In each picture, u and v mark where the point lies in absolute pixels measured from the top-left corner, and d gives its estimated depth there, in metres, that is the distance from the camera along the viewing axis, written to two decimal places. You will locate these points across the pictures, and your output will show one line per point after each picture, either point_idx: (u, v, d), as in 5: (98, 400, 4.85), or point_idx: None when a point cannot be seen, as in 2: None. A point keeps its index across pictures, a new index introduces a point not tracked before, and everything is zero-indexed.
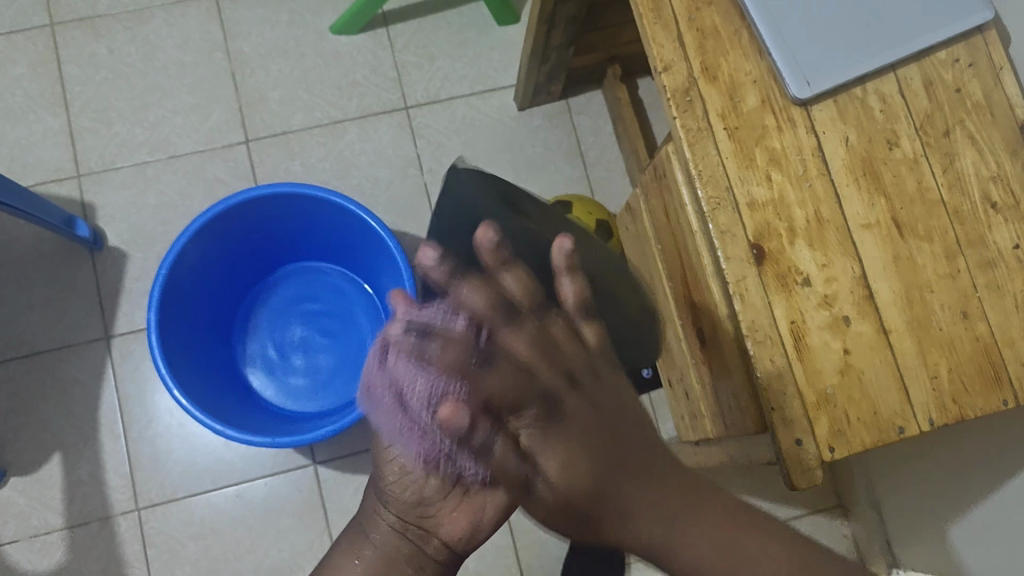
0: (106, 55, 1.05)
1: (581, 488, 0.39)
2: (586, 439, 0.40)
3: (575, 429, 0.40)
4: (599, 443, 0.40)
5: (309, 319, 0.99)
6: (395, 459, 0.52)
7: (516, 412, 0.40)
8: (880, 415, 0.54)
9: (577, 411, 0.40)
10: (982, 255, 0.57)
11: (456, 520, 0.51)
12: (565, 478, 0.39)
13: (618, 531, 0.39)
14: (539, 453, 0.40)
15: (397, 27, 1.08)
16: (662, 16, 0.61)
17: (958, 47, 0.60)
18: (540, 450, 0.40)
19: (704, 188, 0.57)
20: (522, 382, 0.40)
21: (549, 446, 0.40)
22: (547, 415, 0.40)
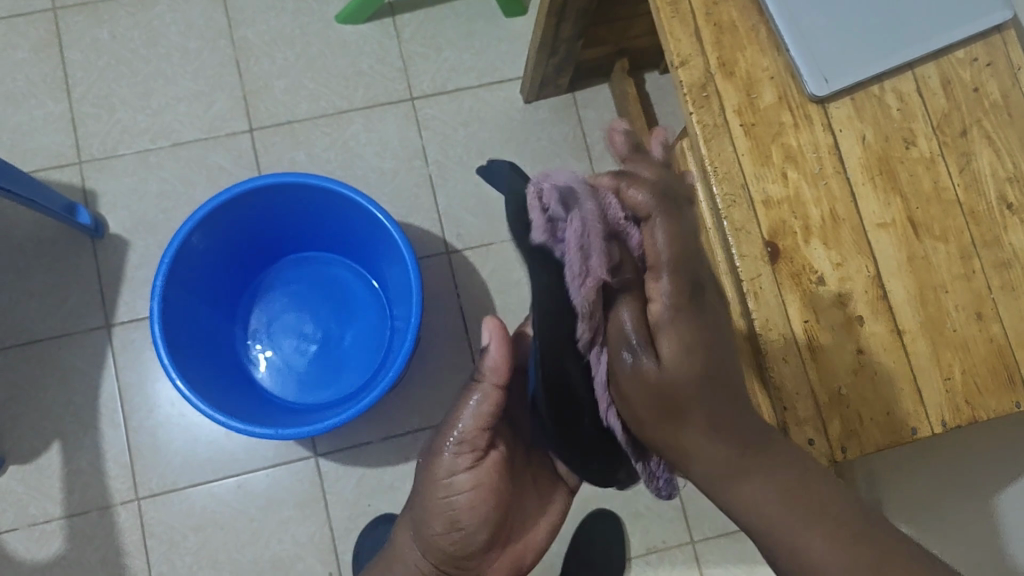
0: (109, 41, 1.04)
1: (685, 378, 0.42)
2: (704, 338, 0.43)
3: (695, 321, 0.43)
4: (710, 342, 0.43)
5: (313, 311, 0.98)
6: (444, 515, 0.60)
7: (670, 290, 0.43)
8: (892, 416, 0.54)
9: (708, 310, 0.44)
10: (997, 256, 0.56)
11: (499, 569, 0.66)
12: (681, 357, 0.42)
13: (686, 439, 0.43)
14: (662, 339, 0.43)
15: (404, 17, 1.07)
16: (679, 9, 0.60)
17: (976, 47, 0.59)
18: (662, 329, 0.43)
19: (719, 185, 0.57)
20: (684, 253, 0.43)
21: (673, 329, 0.43)
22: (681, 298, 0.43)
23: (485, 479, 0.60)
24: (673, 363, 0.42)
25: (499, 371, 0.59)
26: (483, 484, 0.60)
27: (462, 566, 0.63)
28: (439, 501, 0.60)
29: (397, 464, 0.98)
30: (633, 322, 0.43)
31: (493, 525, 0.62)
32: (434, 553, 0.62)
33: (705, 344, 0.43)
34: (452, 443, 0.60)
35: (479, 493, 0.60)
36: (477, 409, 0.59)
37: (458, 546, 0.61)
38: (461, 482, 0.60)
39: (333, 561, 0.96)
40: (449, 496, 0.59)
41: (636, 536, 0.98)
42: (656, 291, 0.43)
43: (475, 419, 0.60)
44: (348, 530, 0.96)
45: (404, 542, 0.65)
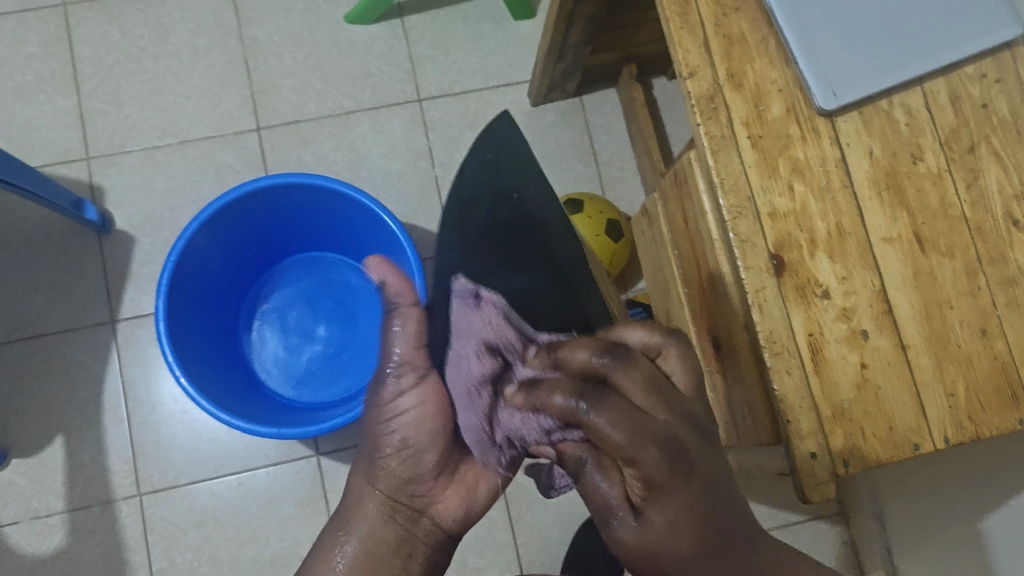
0: (119, 37, 1.04)
1: (668, 546, 0.41)
2: (692, 502, 0.40)
3: (689, 493, 0.40)
4: (698, 502, 0.41)
5: (314, 311, 0.98)
6: (393, 435, 0.59)
7: (634, 463, 0.40)
8: (894, 431, 0.54)
9: (693, 468, 0.41)
10: (1003, 273, 0.57)
11: (446, 498, 0.61)
12: (666, 532, 0.40)
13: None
14: (648, 507, 0.41)
15: (413, 19, 1.07)
16: (688, 21, 0.61)
17: (985, 63, 0.59)
18: (648, 501, 0.40)
19: (726, 197, 0.57)
20: (641, 426, 0.40)
21: (656, 506, 0.40)
22: (652, 479, 0.40)
23: (429, 398, 0.59)
24: (661, 532, 0.40)
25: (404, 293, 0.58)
26: (433, 400, 0.59)
27: (412, 494, 0.60)
28: (384, 424, 0.60)
29: None
30: (617, 490, 0.42)
31: (442, 443, 0.60)
32: (385, 480, 0.60)
33: (705, 505, 0.41)
34: (390, 366, 0.59)
35: (429, 408, 0.59)
36: (404, 334, 0.58)
37: (408, 465, 0.60)
38: (407, 400, 0.59)
39: None
40: (398, 417, 0.59)
41: None
42: (646, 465, 0.39)
43: (408, 339, 0.58)
44: None
45: (358, 485, 0.61)
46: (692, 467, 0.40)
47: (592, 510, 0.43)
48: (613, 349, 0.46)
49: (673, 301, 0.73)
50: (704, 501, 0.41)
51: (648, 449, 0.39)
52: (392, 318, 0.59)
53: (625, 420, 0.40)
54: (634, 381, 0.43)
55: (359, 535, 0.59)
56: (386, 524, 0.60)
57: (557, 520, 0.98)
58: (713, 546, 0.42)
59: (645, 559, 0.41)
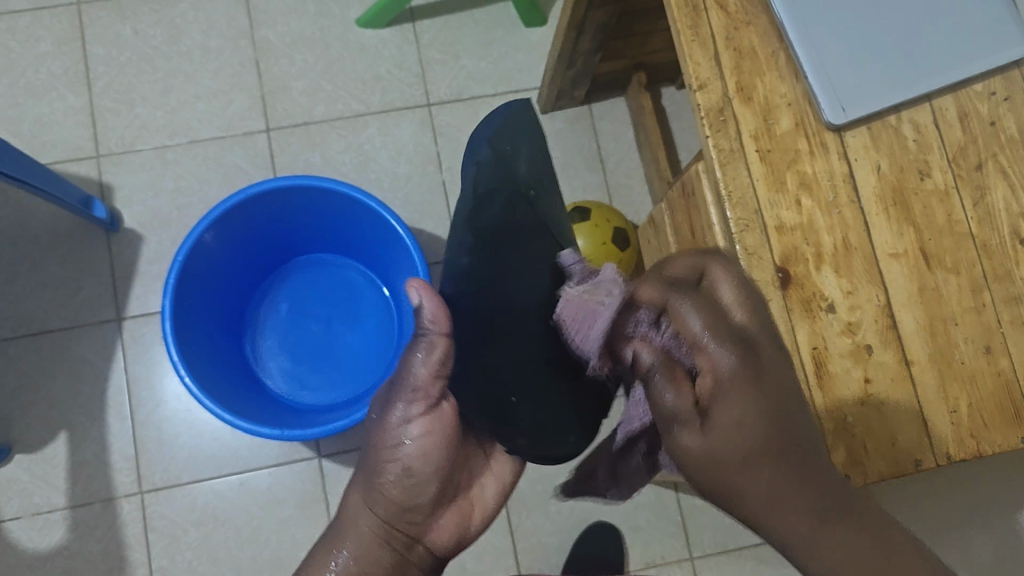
0: (131, 36, 1.05)
1: (739, 450, 0.39)
2: (761, 405, 0.39)
3: (763, 396, 0.39)
4: (772, 412, 0.39)
5: (317, 309, 0.99)
6: (398, 462, 0.54)
7: (714, 350, 0.40)
8: (896, 447, 0.54)
9: (764, 374, 0.40)
10: (1008, 291, 0.57)
11: (441, 526, 0.58)
12: (740, 435, 0.39)
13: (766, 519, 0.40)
14: (716, 406, 0.40)
15: (423, 23, 1.08)
16: (699, 33, 0.61)
17: (994, 80, 0.60)
18: (722, 400, 0.39)
19: (732, 210, 0.57)
20: (725, 324, 0.41)
21: (731, 404, 0.39)
22: (731, 376, 0.39)
23: (438, 428, 0.54)
24: (727, 432, 0.39)
25: (439, 320, 0.52)
26: (439, 431, 0.54)
27: (410, 522, 0.56)
28: (386, 450, 0.54)
29: None
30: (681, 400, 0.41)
31: (445, 472, 0.56)
32: (383, 506, 0.55)
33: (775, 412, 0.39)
34: (405, 390, 0.54)
35: (432, 439, 0.54)
36: (426, 361, 0.53)
37: (410, 494, 0.55)
38: (413, 428, 0.54)
39: None
40: (403, 443, 0.54)
41: (636, 550, 0.98)
42: (709, 361, 0.40)
43: (429, 366, 0.53)
44: None
45: (352, 504, 0.56)
46: (758, 368, 0.40)
47: (661, 420, 0.43)
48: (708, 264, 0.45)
49: None
50: (772, 409, 0.39)
51: (716, 343, 0.40)
52: (418, 343, 0.53)
53: (694, 313, 0.41)
54: (736, 289, 0.43)
55: (354, 557, 0.54)
56: (381, 548, 0.55)
57: (557, 528, 0.98)
58: (789, 460, 0.39)
59: (710, 469, 0.40)
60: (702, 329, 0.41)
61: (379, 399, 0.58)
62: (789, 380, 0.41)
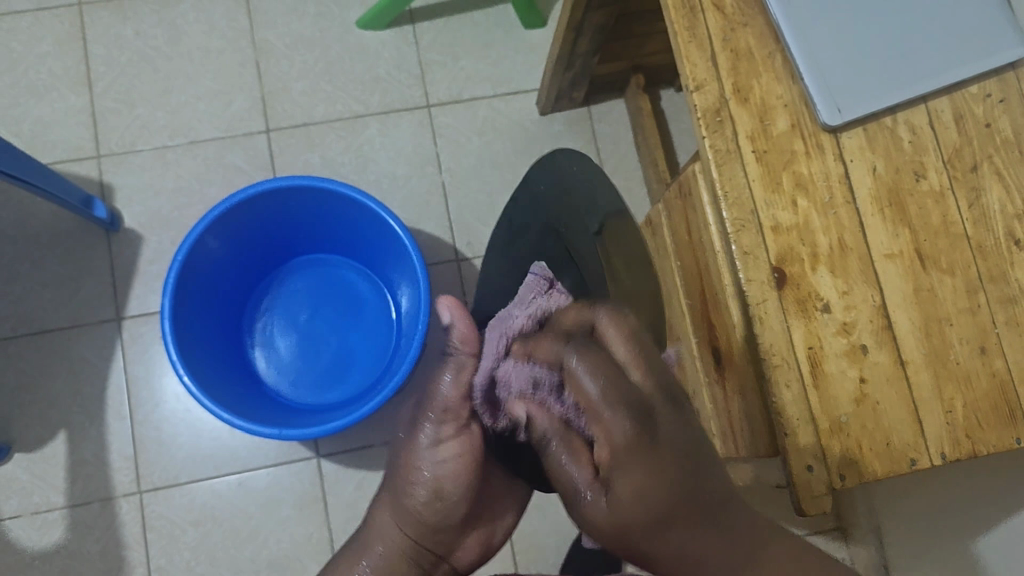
0: (133, 37, 1.05)
1: (642, 517, 0.38)
2: (666, 475, 0.37)
3: (660, 464, 0.37)
4: (677, 478, 0.38)
5: (328, 329, 0.98)
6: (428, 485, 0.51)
7: (608, 419, 0.38)
8: (891, 447, 0.55)
9: (665, 441, 0.38)
10: (1003, 291, 0.57)
11: (468, 545, 0.55)
12: (638, 506, 0.38)
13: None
14: (615, 477, 0.38)
15: (423, 25, 1.08)
16: (696, 35, 0.61)
17: (990, 82, 0.60)
18: (619, 471, 0.38)
19: (729, 210, 0.57)
20: (618, 386, 0.39)
21: (627, 474, 0.38)
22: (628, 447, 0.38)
23: (469, 450, 0.52)
24: (631, 506, 0.38)
25: (470, 340, 0.52)
26: (471, 452, 0.52)
27: (438, 542, 0.53)
28: (411, 472, 0.51)
29: None
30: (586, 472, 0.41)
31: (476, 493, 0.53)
32: (412, 525, 0.52)
33: (680, 475, 0.38)
34: (436, 410, 0.51)
35: (465, 461, 0.51)
36: (455, 380, 0.51)
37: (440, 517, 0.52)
38: (445, 450, 0.51)
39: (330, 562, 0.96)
40: (435, 464, 0.51)
41: None
42: (603, 427, 0.38)
43: (458, 387, 0.51)
44: (347, 532, 0.97)
45: (380, 517, 0.53)
46: (656, 435, 0.38)
47: (564, 491, 0.42)
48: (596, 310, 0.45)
49: (674, 311, 0.73)
50: (674, 476, 0.38)
51: (609, 410, 0.38)
52: (446, 363, 0.52)
53: (612, 356, 0.42)
54: (620, 331, 0.43)
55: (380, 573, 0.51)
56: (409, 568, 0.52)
57: (555, 529, 0.98)
58: (700, 518, 0.38)
59: (622, 539, 0.39)
60: (596, 396, 0.39)
61: (409, 416, 0.55)
62: (690, 436, 0.39)
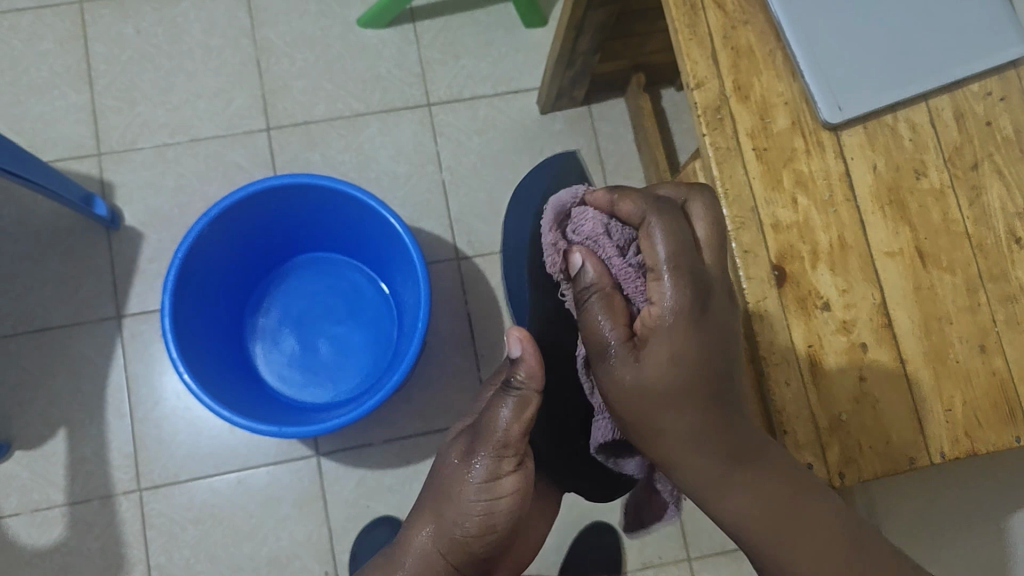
0: (133, 35, 1.05)
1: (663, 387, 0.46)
2: (695, 354, 0.46)
3: (695, 341, 0.46)
4: (704, 358, 0.46)
5: (309, 304, 0.99)
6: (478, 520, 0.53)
7: (662, 294, 0.46)
8: (891, 445, 0.55)
9: (705, 326, 0.46)
10: (1003, 290, 0.57)
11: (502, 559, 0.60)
12: (665, 374, 0.46)
13: (678, 448, 0.48)
14: (650, 345, 0.46)
15: (424, 24, 1.08)
16: (696, 32, 0.61)
17: (991, 81, 0.60)
18: (653, 340, 0.46)
19: (729, 207, 0.57)
20: (685, 264, 0.46)
21: (662, 345, 0.46)
22: (670, 325, 0.46)
23: (523, 486, 0.54)
24: (655, 370, 0.46)
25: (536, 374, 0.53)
26: (523, 488, 0.54)
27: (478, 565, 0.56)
28: (458, 498, 0.54)
29: (399, 468, 0.98)
30: (616, 331, 0.48)
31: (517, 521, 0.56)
32: (455, 552, 0.54)
33: (705, 354, 0.46)
34: (495, 447, 0.53)
35: (517, 497, 0.54)
36: (515, 419, 0.52)
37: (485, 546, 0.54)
38: (500, 486, 0.53)
39: (330, 560, 0.96)
40: (491, 500, 0.53)
41: (633, 551, 0.98)
42: (657, 293, 0.46)
43: (520, 425, 0.52)
44: (347, 530, 0.97)
45: (418, 531, 0.56)
46: (701, 319, 0.46)
47: (591, 344, 0.49)
48: (692, 197, 0.50)
49: None
50: (698, 356, 0.46)
51: (670, 283, 0.45)
52: (510, 399, 0.53)
53: (692, 232, 0.49)
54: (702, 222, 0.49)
55: None
56: None
57: (555, 527, 0.98)
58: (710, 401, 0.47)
59: (638, 402, 0.47)
60: (665, 262, 0.46)
61: (458, 444, 0.56)
62: (725, 326, 0.48)
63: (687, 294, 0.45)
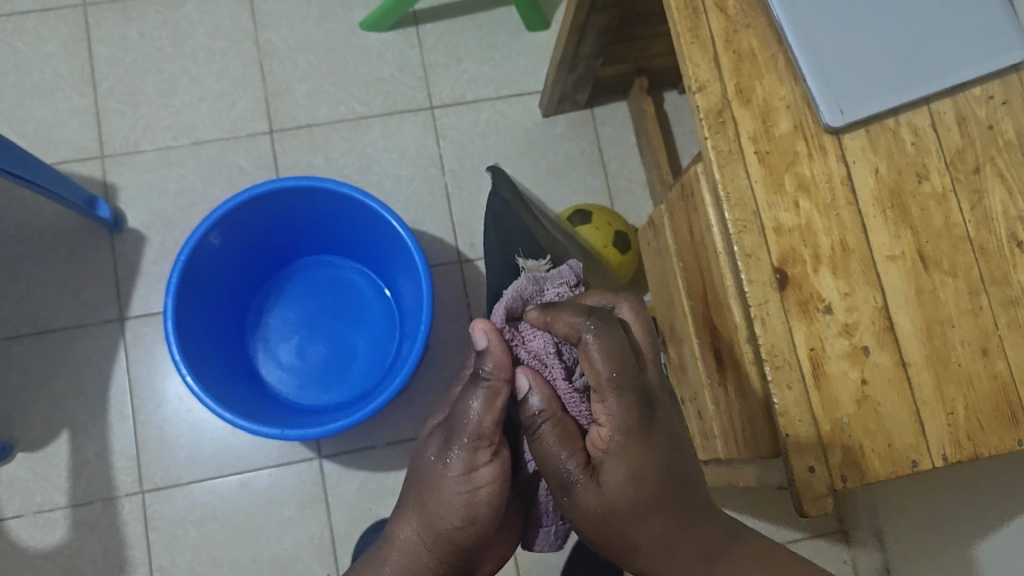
0: (137, 38, 1.05)
1: (625, 506, 0.51)
2: (650, 467, 0.51)
3: (648, 451, 0.51)
4: (657, 469, 0.51)
5: (297, 319, 0.99)
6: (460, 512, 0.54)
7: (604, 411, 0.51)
8: (893, 448, 0.55)
9: (656, 432, 0.52)
10: (1005, 294, 0.57)
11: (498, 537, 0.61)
12: (623, 492, 0.51)
13: (650, 557, 0.53)
14: (605, 470, 0.51)
15: (426, 27, 1.08)
16: (699, 36, 0.61)
17: (993, 84, 0.60)
18: (608, 463, 0.51)
19: (731, 211, 0.58)
20: (626, 377, 0.51)
21: (616, 465, 0.51)
22: (621, 445, 0.51)
23: (502, 473, 0.54)
24: (619, 488, 0.51)
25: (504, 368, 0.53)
26: (502, 476, 0.54)
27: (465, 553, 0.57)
28: (437, 493, 0.54)
29: (401, 470, 0.99)
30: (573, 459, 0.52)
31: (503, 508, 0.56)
32: (440, 543, 0.56)
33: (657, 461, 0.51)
34: (467, 439, 0.53)
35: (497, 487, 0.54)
36: (486, 409, 0.53)
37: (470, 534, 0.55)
38: (478, 477, 0.53)
39: (331, 562, 0.96)
40: (470, 491, 0.53)
41: None
42: (603, 413, 0.51)
43: (491, 415, 0.53)
44: (348, 532, 0.97)
45: (404, 526, 0.57)
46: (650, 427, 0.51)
47: (550, 470, 0.53)
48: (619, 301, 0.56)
49: (677, 312, 0.73)
50: (654, 469, 0.51)
51: (616, 403, 0.51)
52: (478, 388, 0.53)
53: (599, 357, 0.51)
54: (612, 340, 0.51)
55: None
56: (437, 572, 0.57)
57: None
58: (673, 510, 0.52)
59: (606, 522, 0.52)
60: (609, 385, 0.50)
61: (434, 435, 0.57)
62: (674, 434, 0.53)
63: (627, 412, 0.51)
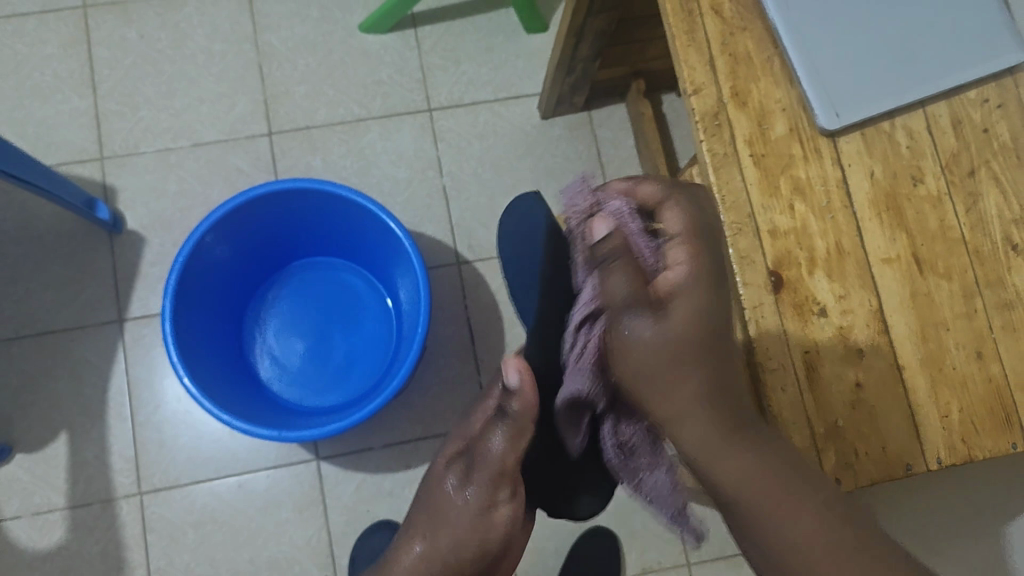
0: (137, 40, 1.06)
1: (689, 340, 0.43)
2: (714, 316, 0.44)
3: (715, 300, 0.45)
4: (716, 322, 0.44)
5: (313, 332, 0.99)
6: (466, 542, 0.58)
7: (678, 260, 0.45)
8: (887, 451, 0.55)
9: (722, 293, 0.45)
10: (999, 297, 0.57)
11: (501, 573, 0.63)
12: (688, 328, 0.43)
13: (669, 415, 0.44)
14: (674, 303, 0.43)
15: (425, 29, 1.08)
16: (695, 38, 0.61)
17: (988, 88, 0.60)
18: (676, 298, 0.44)
19: (726, 213, 0.58)
20: (700, 237, 0.47)
21: (684, 301, 0.43)
22: (692, 283, 0.44)
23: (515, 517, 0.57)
24: (684, 327, 0.43)
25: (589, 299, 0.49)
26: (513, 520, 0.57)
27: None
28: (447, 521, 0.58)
29: (398, 472, 0.99)
30: (635, 292, 0.43)
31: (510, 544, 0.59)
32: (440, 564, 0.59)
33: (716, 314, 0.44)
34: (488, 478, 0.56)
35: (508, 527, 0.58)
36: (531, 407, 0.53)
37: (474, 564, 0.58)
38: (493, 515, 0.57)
39: (329, 564, 0.97)
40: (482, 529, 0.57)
41: (632, 554, 0.99)
42: (678, 262, 0.45)
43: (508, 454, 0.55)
44: (346, 534, 0.97)
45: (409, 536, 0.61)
46: (719, 286, 0.45)
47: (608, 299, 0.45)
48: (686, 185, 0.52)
49: None
50: (717, 323, 0.44)
51: (688, 256, 0.45)
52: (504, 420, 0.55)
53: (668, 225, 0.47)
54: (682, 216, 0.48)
55: None
56: None
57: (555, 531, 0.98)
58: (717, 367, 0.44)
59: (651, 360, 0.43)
60: None
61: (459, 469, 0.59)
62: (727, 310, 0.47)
63: (696, 273, 0.45)
